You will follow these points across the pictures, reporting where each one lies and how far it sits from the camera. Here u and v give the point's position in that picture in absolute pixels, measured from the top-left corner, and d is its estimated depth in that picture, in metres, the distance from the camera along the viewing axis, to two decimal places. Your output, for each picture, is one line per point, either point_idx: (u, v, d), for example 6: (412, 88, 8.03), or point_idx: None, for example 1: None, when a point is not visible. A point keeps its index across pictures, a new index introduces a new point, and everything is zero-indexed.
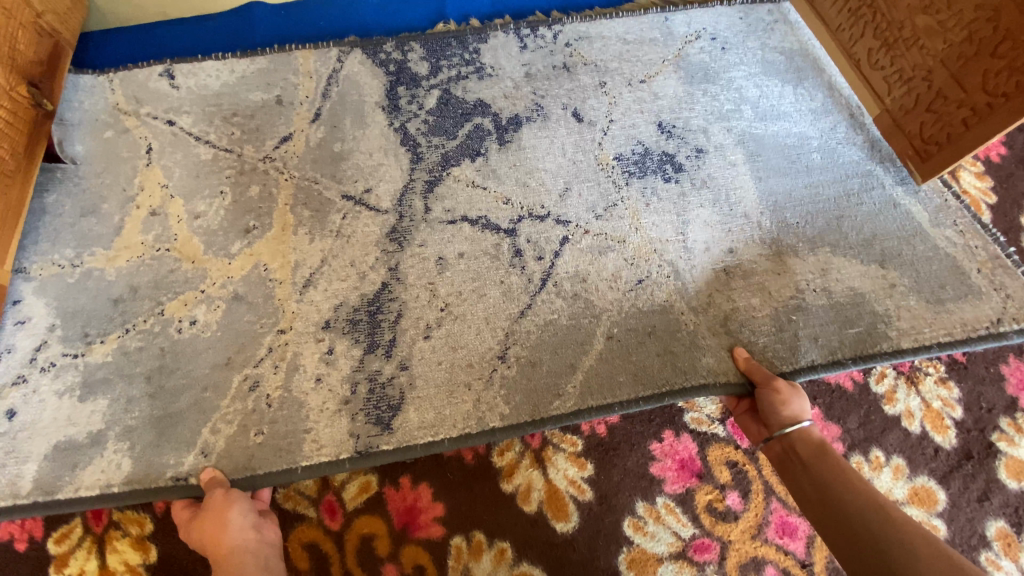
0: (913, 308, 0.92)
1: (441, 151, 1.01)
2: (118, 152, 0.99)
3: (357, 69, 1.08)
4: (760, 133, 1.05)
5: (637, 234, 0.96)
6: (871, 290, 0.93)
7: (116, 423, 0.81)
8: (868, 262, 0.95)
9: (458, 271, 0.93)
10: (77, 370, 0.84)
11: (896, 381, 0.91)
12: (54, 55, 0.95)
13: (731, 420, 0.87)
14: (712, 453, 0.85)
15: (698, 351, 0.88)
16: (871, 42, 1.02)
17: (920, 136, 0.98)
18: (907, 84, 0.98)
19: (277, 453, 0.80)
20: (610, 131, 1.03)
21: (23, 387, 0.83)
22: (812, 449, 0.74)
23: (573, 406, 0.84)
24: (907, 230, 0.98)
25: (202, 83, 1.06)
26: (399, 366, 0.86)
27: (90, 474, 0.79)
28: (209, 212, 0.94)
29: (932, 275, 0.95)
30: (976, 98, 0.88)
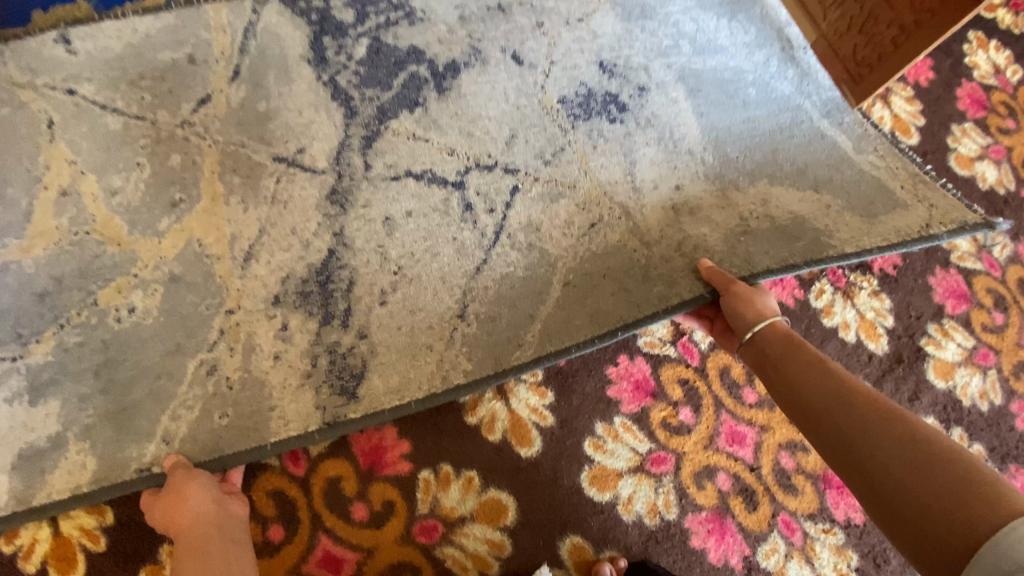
0: (849, 223, 0.97)
1: (376, 104, 0.95)
2: (16, 130, 0.88)
3: (275, 20, 0.99)
4: (698, 68, 1.05)
5: (586, 178, 0.96)
6: (809, 211, 0.97)
7: (73, 422, 0.76)
8: (803, 188, 0.99)
9: (408, 231, 0.90)
10: (21, 374, 0.77)
11: (834, 295, 0.96)
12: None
13: (681, 341, 0.90)
14: (664, 372, 0.87)
15: (648, 287, 0.90)
16: None
17: (852, 58, 1.04)
18: (840, 8, 1.04)
19: (244, 433, 0.78)
20: (552, 73, 1.01)
21: None
22: (778, 343, 0.74)
23: (535, 354, 0.85)
24: (835, 156, 1.02)
25: (102, 46, 0.95)
26: (358, 335, 0.83)
27: (58, 480, 0.74)
28: (128, 187, 0.86)
29: (861, 195, 0.99)
30: (905, 15, 0.95)
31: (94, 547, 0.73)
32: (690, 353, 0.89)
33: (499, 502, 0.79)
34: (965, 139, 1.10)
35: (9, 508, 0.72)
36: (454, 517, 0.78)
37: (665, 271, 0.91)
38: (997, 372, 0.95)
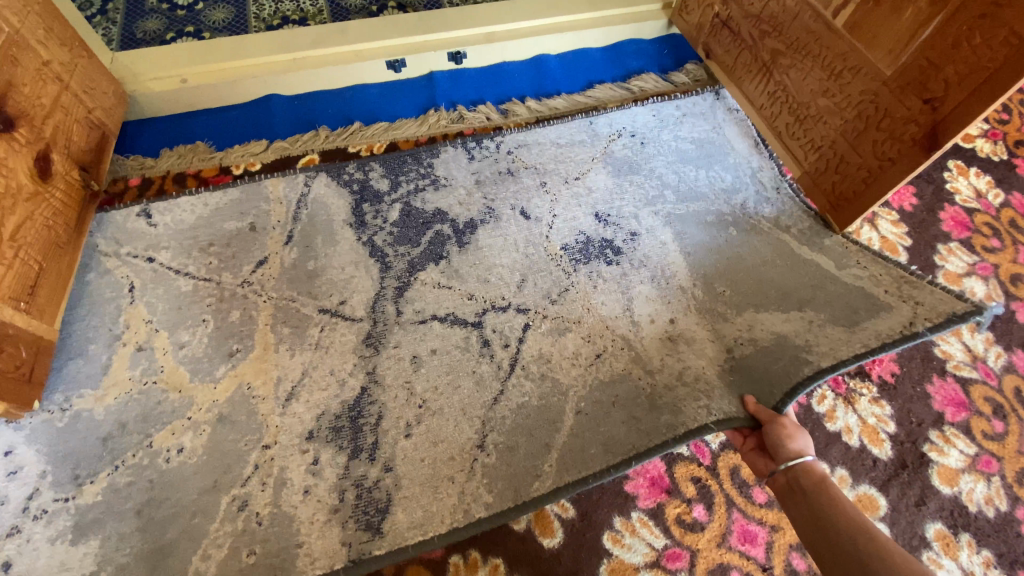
0: (830, 334, 1.05)
1: (407, 259, 1.12)
2: (102, 294, 1.04)
3: (323, 191, 1.19)
4: (683, 212, 1.21)
5: (589, 314, 1.08)
6: (792, 330, 1.06)
7: (107, 561, 0.82)
8: (787, 309, 1.09)
9: (433, 366, 1.01)
10: (70, 513, 0.85)
11: (836, 401, 1.03)
12: (101, 143, 1.11)
13: (693, 442, 0.98)
14: (678, 470, 0.95)
15: (654, 414, 0.97)
16: (788, 118, 1.20)
17: (834, 193, 1.14)
18: (818, 151, 1.15)
19: (270, 572, 0.83)
20: (555, 225, 1.17)
21: (17, 537, 0.83)
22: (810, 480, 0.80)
23: (552, 486, 0.91)
24: (818, 276, 1.13)
25: (178, 219, 1.14)
26: (383, 468, 0.91)
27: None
28: (193, 340, 1.00)
29: (846, 306, 1.08)
30: (871, 162, 1.03)
31: None
32: (702, 452, 0.97)
33: None
34: (951, 257, 1.20)
35: None
36: None
37: (669, 399, 0.99)
38: (1001, 478, 0.97)
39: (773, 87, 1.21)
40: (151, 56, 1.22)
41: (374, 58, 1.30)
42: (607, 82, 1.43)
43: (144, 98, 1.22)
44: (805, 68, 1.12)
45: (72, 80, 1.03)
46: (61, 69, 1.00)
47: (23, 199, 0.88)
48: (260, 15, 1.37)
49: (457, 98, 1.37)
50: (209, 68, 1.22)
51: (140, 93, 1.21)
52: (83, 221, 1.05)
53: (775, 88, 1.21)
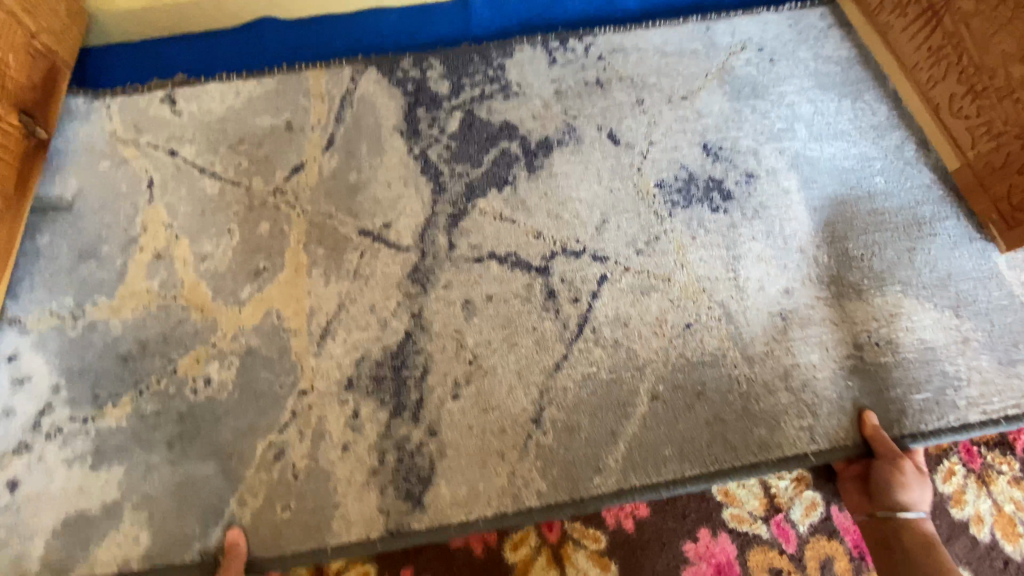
0: (986, 369, 0.82)
1: (465, 180, 0.92)
2: (117, 186, 0.91)
3: (373, 88, 0.99)
4: (816, 154, 0.95)
5: (682, 272, 0.87)
6: (943, 342, 0.84)
7: (137, 493, 0.75)
8: (942, 308, 0.85)
9: (487, 317, 0.85)
10: (87, 437, 0.77)
11: (966, 480, 0.79)
12: (50, 79, 0.89)
13: (776, 520, 0.77)
14: (753, 558, 0.76)
15: (744, 427, 0.79)
16: (954, 87, 0.90)
17: (1007, 200, 0.86)
18: (995, 139, 0.86)
19: (305, 531, 0.74)
20: (650, 154, 0.94)
21: (26, 456, 0.76)
22: (914, 533, 0.66)
23: (615, 486, 0.76)
24: (983, 269, 0.88)
25: (206, 108, 0.98)
26: (428, 431, 0.78)
27: (110, 546, 0.73)
28: (217, 253, 0.87)
29: (1007, 331, 0.84)
30: None
31: None
32: (786, 538, 0.77)
33: None
34: None
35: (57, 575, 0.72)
36: None
37: (766, 409, 0.80)
38: None
39: (937, 40, 0.90)
40: None
41: None
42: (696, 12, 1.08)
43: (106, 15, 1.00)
44: (994, 19, 0.82)
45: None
46: None
47: None
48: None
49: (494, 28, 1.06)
50: None
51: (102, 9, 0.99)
52: (27, 178, 0.84)
53: (942, 42, 0.90)
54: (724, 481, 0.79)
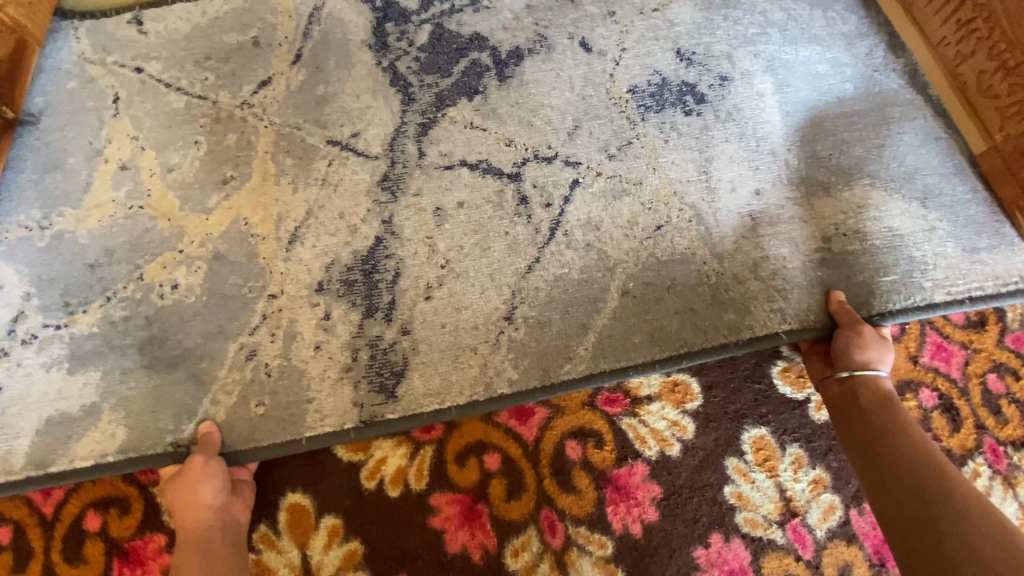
0: (949, 255, 0.82)
1: (434, 91, 0.91)
2: (84, 103, 0.90)
3: (341, 5, 0.97)
4: (790, 58, 0.94)
5: (655, 174, 0.87)
6: (910, 230, 0.83)
7: (109, 394, 0.74)
8: (908, 200, 0.85)
9: (458, 222, 0.84)
10: (62, 341, 0.76)
11: (992, 482, 0.76)
12: (17, 54, 0.86)
13: (793, 524, 0.71)
14: (767, 565, 0.69)
15: (716, 312, 0.79)
16: (984, 64, 0.84)
17: None
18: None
19: (279, 425, 0.74)
20: (622, 61, 0.93)
21: (6, 361, 0.76)
22: (872, 392, 0.67)
23: (585, 371, 0.76)
24: (949, 165, 0.87)
25: (172, 28, 0.96)
26: (401, 330, 0.78)
27: (83, 447, 0.72)
28: (184, 163, 0.85)
29: (967, 222, 0.84)
30: None
31: (116, 527, 0.71)
32: (803, 543, 0.70)
33: None
34: None
35: (29, 473, 0.71)
36: None
37: (736, 297, 0.80)
38: None
39: (968, 12, 0.84)
40: None
41: None
42: None
43: None
44: None
45: None
46: None
47: None
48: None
49: None
50: None
51: None
52: None
53: (973, 14, 0.84)
54: (737, 481, 0.72)
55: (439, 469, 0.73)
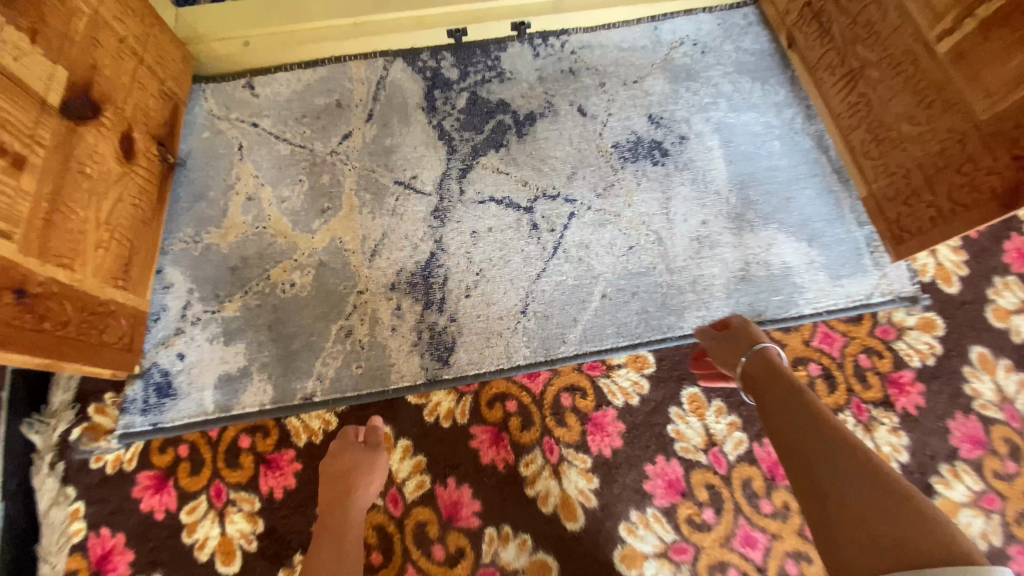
0: (818, 281, 1.16)
1: (471, 144, 1.26)
2: (217, 149, 1.24)
3: (400, 75, 1.31)
4: (733, 121, 1.27)
5: (629, 209, 1.20)
6: (798, 263, 1.17)
7: (254, 359, 1.09)
8: (800, 239, 1.19)
9: (488, 242, 1.18)
10: (217, 322, 1.11)
11: (856, 427, 1.10)
12: (173, 114, 1.20)
13: (713, 450, 1.05)
14: (695, 476, 1.04)
15: (665, 312, 1.13)
16: (864, 134, 1.14)
17: (896, 223, 1.11)
18: (889, 177, 1.10)
19: (370, 380, 1.08)
20: (609, 123, 1.27)
21: (183, 336, 1.10)
22: (766, 373, 0.92)
23: (577, 350, 1.11)
24: (833, 213, 1.20)
25: (275, 92, 1.30)
26: (450, 318, 1.12)
27: (237, 393, 1.07)
28: (293, 196, 1.20)
29: (839, 255, 1.18)
30: (943, 203, 0.99)
31: (263, 450, 1.05)
32: (719, 462, 1.05)
33: (544, 561, 1.00)
34: (1007, 292, 1.18)
35: (202, 410, 1.06)
36: (508, 569, 1.00)
37: (677, 303, 1.14)
38: (1000, 515, 1.05)
39: (854, 97, 1.15)
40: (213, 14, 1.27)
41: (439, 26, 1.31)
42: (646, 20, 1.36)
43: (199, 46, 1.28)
44: (890, 85, 1.06)
45: (146, 54, 1.10)
46: (136, 43, 1.07)
47: (114, 180, 0.99)
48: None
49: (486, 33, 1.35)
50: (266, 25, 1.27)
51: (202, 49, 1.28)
52: (163, 194, 1.15)
53: (857, 99, 1.14)
54: (676, 422, 1.07)
55: (476, 409, 1.08)
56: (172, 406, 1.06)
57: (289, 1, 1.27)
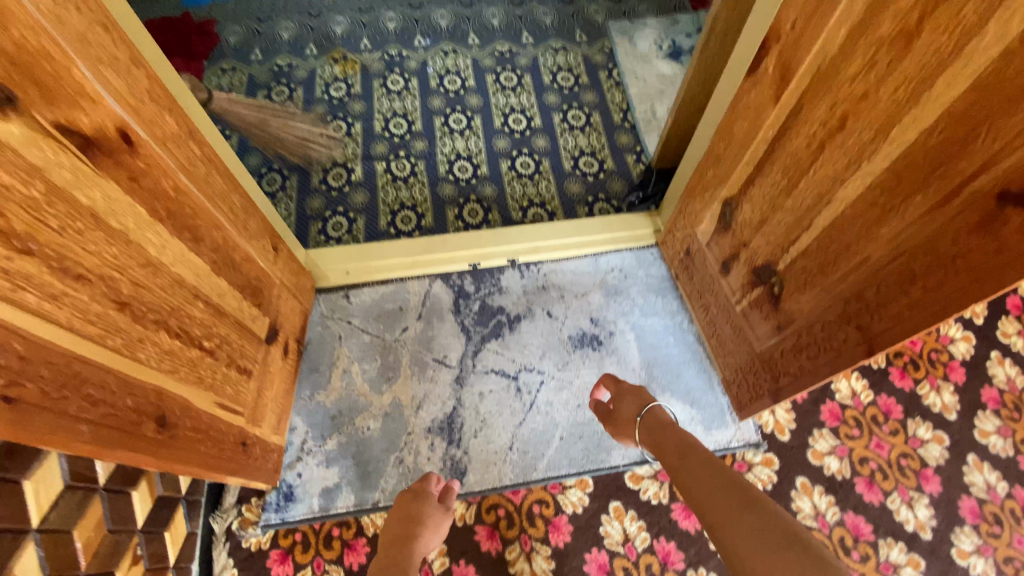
0: (695, 430, 1.85)
1: (481, 335, 2.04)
2: (325, 337, 2.01)
3: (438, 289, 2.13)
4: (644, 322, 2.05)
5: (578, 380, 1.94)
6: (684, 418, 1.87)
7: (344, 477, 1.77)
8: (686, 402, 1.90)
9: (490, 400, 1.90)
10: (322, 452, 1.81)
11: None
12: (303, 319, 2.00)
13: (627, 543, 1.70)
14: (615, 560, 1.68)
15: (599, 450, 1.82)
16: (714, 340, 1.88)
17: (736, 396, 1.81)
18: (728, 368, 1.82)
19: None
20: (566, 322, 2.06)
21: (301, 460, 1.79)
22: (667, 441, 1.48)
23: (544, 474, 1.78)
24: (706, 384, 1.93)
25: (361, 299, 2.10)
26: (465, 452, 1.81)
27: (334, 500, 1.74)
28: (371, 369, 1.96)
29: (711, 413, 1.88)
30: (750, 391, 1.69)
31: (348, 537, 1.71)
32: (630, 552, 1.69)
33: None
34: (820, 439, 1.86)
35: (311, 510, 1.72)
36: None
37: (607, 444, 1.83)
38: None
39: (706, 317, 1.90)
40: (329, 257, 2.15)
41: (463, 262, 2.17)
42: (591, 255, 2.21)
43: (318, 275, 2.12)
44: (719, 317, 1.81)
45: (297, 293, 1.92)
46: (294, 289, 1.88)
47: (279, 372, 1.74)
48: (384, 202, 2.55)
49: (491, 262, 2.19)
50: (361, 265, 2.14)
51: (319, 276, 2.12)
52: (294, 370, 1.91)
53: (707, 318, 1.89)
54: (605, 524, 1.73)
55: (479, 513, 1.74)
56: (293, 507, 1.72)
57: (375, 251, 2.16)
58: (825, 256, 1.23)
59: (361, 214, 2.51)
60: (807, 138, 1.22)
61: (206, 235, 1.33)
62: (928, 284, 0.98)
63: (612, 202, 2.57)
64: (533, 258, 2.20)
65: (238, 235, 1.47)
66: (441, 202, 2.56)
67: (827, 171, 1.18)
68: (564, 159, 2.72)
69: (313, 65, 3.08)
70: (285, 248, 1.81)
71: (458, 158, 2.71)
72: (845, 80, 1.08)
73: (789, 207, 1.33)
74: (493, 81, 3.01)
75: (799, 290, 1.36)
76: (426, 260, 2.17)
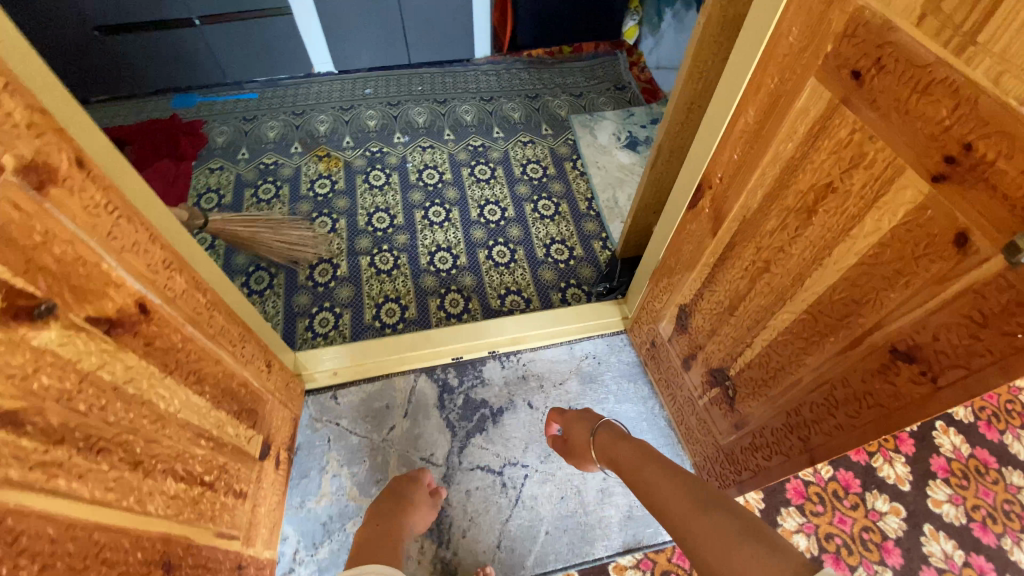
0: None
1: (465, 429, 2.13)
2: (314, 440, 2.08)
3: (423, 384, 2.24)
4: (619, 409, 2.19)
5: (560, 470, 2.04)
6: None
7: None
8: None
9: (477, 497, 1.98)
10: (314, 561, 1.85)
11: None
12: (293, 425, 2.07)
13: None
14: None
15: (583, 542, 1.91)
16: (683, 428, 2.03)
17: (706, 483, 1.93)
18: (697, 456, 1.95)
19: None
20: (547, 412, 2.18)
21: (294, 571, 1.84)
22: (623, 452, 1.68)
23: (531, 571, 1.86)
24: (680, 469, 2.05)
25: (349, 399, 2.19)
26: (453, 552, 1.88)
27: None
28: (359, 471, 2.02)
29: None
30: (717, 480, 1.82)
31: None
32: None
33: None
34: (788, 518, 1.99)
35: None
36: None
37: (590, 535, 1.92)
38: None
39: (675, 407, 2.06)
40: (318, 358, 2.24)
41: (446, 356, 2.30)
42: (566, 344, 2.36)
43: (306, 376, 2.21)
44: (684, 409, 1.97)
45: (288, 401, 2.00)
46: (285, 399, 1.97)
47: (271, 485, 1.80)
48: (369, 295, 2.68)
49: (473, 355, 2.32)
50: (349, 365, 2.24)
51: (308, 377, 2.21)
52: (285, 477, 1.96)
53: (676, 408, 2.05)
54: None
55: None
56: None
57: (362, 349, 2.28)
58: (767, 373, 1.42)
59: (347, 308, 2.63)
60: (741, 272, 1.43)
61: (208, 374, 1.44)
62: (849, 412, 1.15)
63: (584, 287, 2.76)
64: (512, 349, 2.34)
65: (236, 365, 1.59)
66: (423, 293, 2.70)
67: (758, 302, 1.39)
68: (537, 246, 2.94)
69: (297, 163, 3.29)
70: (277, 362, 1.92)
71: (439, 249, 2.90)
72: (764, 233, 1.30)
73: (733, 325, 1.53)
74: (467, 174, 3.28)
75: (749, 397, 1.54)
76: (411, 356, 2.28)
